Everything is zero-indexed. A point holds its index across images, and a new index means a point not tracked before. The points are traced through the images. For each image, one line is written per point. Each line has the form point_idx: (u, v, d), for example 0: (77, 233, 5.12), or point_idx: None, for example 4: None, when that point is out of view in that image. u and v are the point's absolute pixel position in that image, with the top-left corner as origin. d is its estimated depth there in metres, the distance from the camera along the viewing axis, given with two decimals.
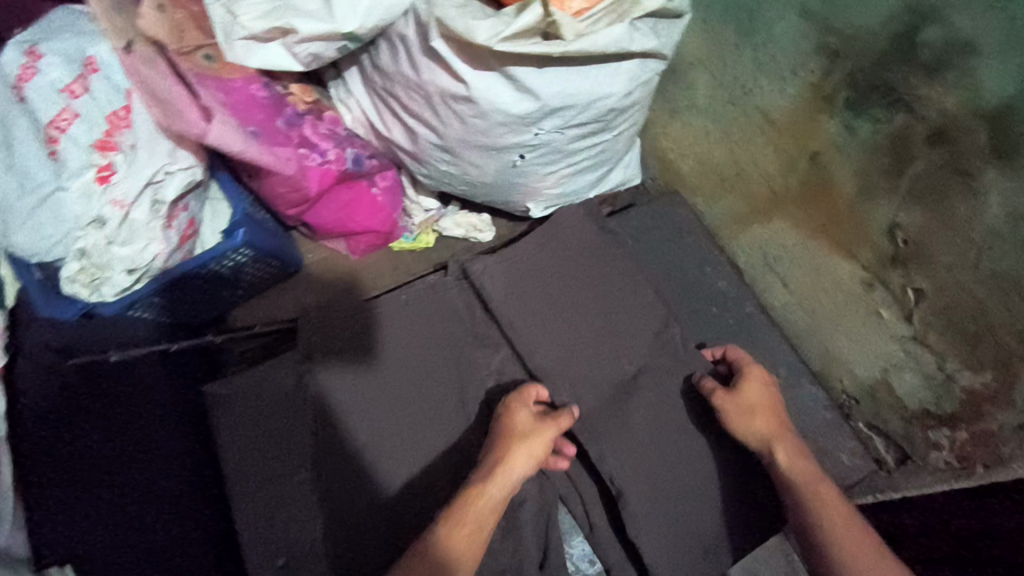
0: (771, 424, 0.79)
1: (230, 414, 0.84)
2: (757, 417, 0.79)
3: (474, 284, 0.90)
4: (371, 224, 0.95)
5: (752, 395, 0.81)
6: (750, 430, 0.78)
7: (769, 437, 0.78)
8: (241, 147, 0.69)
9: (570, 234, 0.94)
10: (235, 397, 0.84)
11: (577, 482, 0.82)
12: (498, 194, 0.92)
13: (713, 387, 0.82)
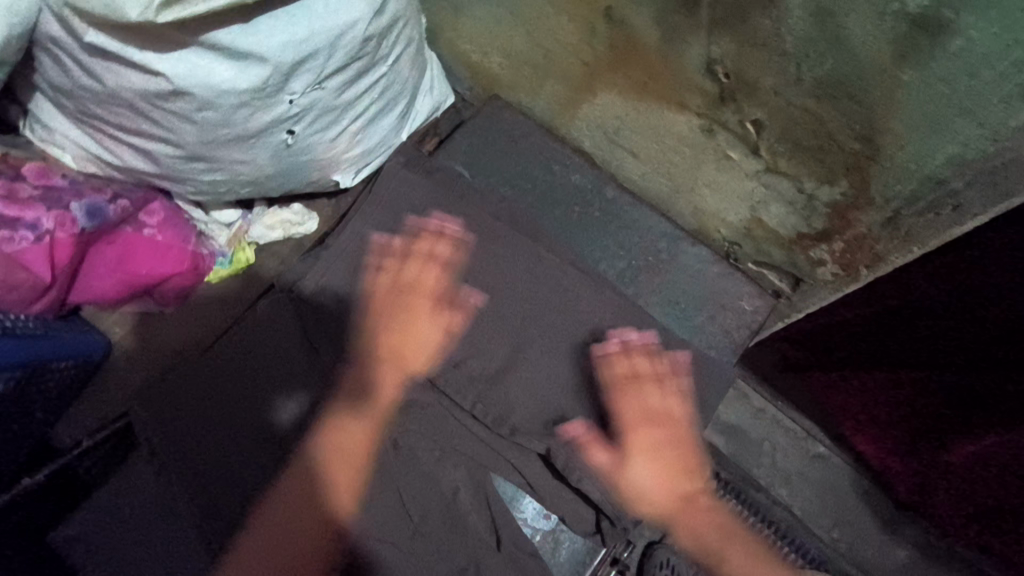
0: (669, 485, 0.77)
1: (98, 557, 0.71)
2: (653, 478, 0.77)
3: (318, 302, 0.80)
4: (161, 270, 0.78)
5: (643, 450, 0.78)
6: (647, 506, 0.76)
7: (671, 508, 0.76)
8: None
9: (401, 198, 0.85)
10: (89, 534, 0.71)
11: (501, 451, 0.77)
12: (295, 181, 0.77)
13: (600, 456, 0.76)
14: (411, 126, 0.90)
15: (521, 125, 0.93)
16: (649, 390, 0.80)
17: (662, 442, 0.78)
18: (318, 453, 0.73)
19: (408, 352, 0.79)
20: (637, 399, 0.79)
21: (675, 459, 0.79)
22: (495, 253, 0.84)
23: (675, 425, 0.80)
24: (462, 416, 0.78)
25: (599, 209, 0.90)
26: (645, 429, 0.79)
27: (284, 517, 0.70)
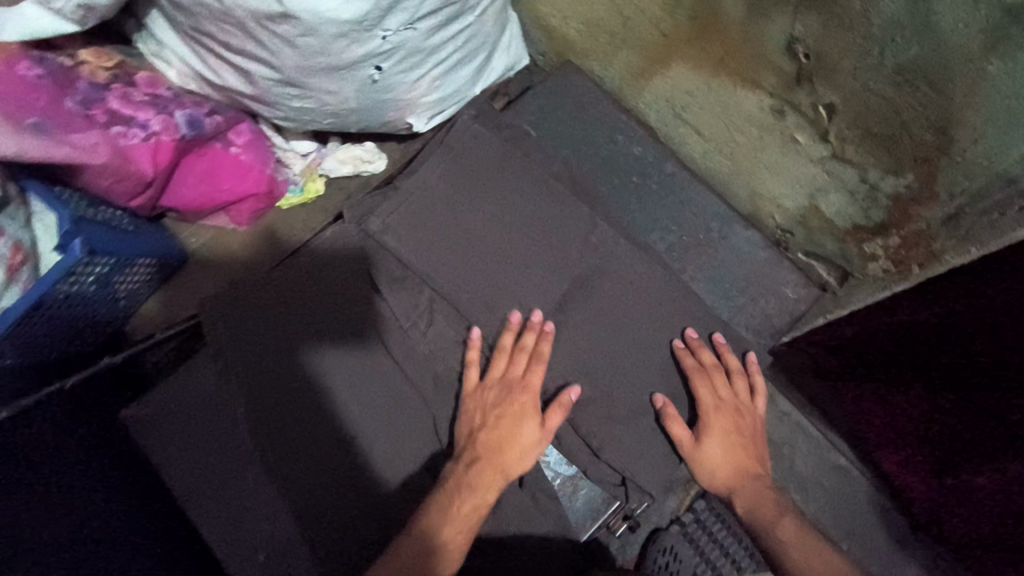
0: (733, 467, 0.79)
1: (156, 429, 0.78)
2: (718, 455, 0.78)
3: (379, 240, 0.85)
4: (243, 188, 0.84)
5: (719, 436, 0.79)
6: (711, 479, 0.79)
7: (729, 485, 0.78)
8: (19, 147, 0.57)
9: (467, 150, 0.88)
10: (153, 417, 0.79)
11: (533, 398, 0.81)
12: (374, 119, 0.81)
13: (680, 430, 0.79)
14: (486, 83, 0.93)
15: (589, 91, 0.95)
16: (719, 380, 0.82)
17: (738, 426, 0.80)
18: (435, 533, 0.69)
19: (517, 452, 0.76)
20: (721, 409, 0.80)
21: (749, 441, 0.81)
22: (550, 215, 0.87)
23: (746, 425, 0.81)
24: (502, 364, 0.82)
25: (657, 182, 0.92)
26: (721, 415, 0.80)
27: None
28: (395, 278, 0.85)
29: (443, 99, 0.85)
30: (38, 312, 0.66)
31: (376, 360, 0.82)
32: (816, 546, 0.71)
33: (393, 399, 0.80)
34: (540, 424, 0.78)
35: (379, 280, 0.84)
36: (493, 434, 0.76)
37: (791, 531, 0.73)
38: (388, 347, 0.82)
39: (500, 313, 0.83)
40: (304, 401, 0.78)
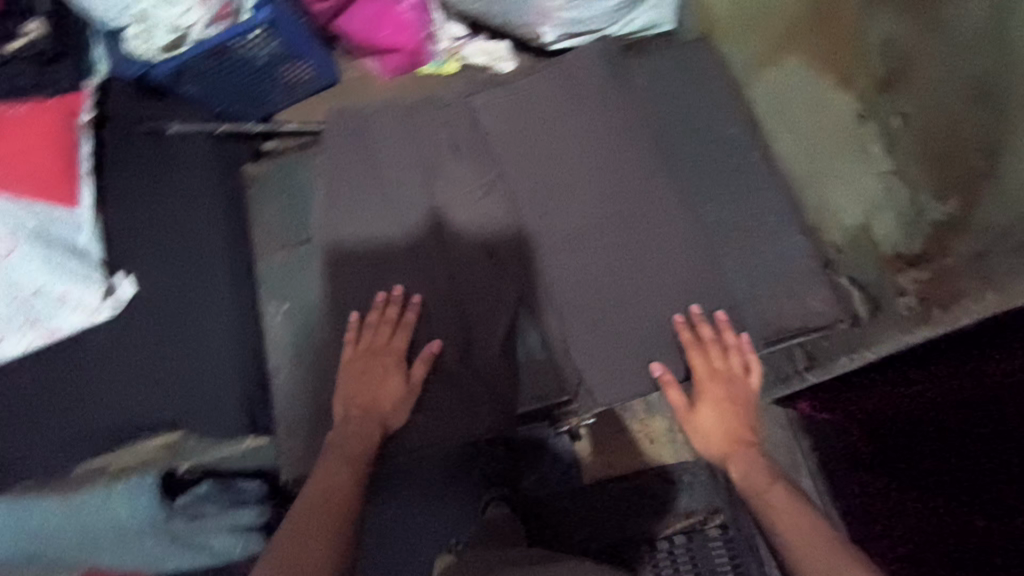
0: (726, 431, 0.84)
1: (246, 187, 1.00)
2: (710, 417, 0.85)
3: (476, 115, 0.97)
4: (397, 40, 1.04)
5: (711, 405, 0.85)
6: (704, 445, 0.85)
7: (722, 452, 0.83)
8: None
9: (580, 73, 0.98)
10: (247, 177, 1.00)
11: (536, 288, 0.90)
12: (513, 14, 0.98)
13: (675, 395, 0.86)
14: (622, 30, 1.04)
15: (712, 69, 1.02)
16: (715, 353, 0.86)
17: (730, 398, 0.85)
18: (318, 493, 0.76)
19: (386, 401, 0.84)
20: (717, 377, 0.85)
21: (742, 416, 0.85)
22: (623, 151, 0.94)
23: (740, 395, 0.86)
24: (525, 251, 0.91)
25: (736, 165, 0.95)
26: (715, 383, 0.85)
27: (338, 496, 0.75)
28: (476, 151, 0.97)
29: (576, 21, 0.97)
30: (224, 51, 0.88)
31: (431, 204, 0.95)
32: (807, 515, 0.71)
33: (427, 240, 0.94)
34: (404, 375, 0.86)
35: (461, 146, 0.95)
36: (368, 378, 0.85)
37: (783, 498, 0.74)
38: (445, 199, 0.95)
39: (542, 212, 0.92)
40: (371, 214, 0.94)
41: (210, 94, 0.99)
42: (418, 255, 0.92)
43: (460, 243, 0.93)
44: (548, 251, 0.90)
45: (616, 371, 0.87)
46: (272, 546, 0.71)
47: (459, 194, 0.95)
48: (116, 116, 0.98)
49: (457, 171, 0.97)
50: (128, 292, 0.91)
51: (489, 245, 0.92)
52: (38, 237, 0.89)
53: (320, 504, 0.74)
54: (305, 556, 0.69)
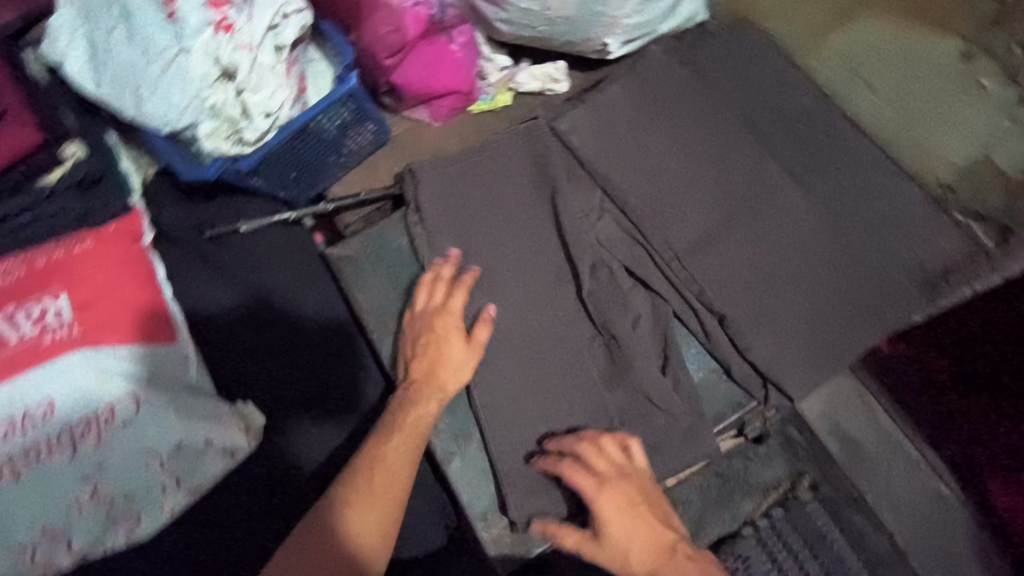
0: (653, 546, 0.67)
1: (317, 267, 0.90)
2: (638, 539, 0.67)
3: (564, 139, 0.94)
4: (454, 84, 0.96)
5: (618, 525, 0.68)
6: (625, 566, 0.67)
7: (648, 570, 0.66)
8: None
9: (654, 77, 0.97)
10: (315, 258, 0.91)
11: (687, 299, 0.86)
12: (578, 33, 0.92)
13: (585, 487, 0.72)
14: (675, 22, 1.01)
15: (765, 46, 1.02)
16: (607, 465, 0.73)
17: (631, 499, 0.70)
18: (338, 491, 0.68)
19: (449, 375, 0.77)
20: (609, 488, 0.71)
21: (645, 524, 0.68)
22: (720, 144, 0.93)
23: (648, 491, 0.71)
24: (659, 263, 0.87)
25: (823, 131, 0.96)
26: (620, 486, 0.71)
27: (405, 454, 0.71)
28: (575, 176, 0.92)
29: (637, 28, 0.95)
30: (309, 130, 0.80)
31: (546, 239, 0.89)
32: None
33: (554, 280, 0.87)
34: (465, 341, 0.79)
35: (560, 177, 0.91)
36: (434, 351, 0.78)
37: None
38: (561, 230, 0.89)
39: (664, 223, 0.89)
40: (490, 266, 0.87)
41: (276, 181, 0.88)
42: (553, 297, 0.87)
43: (594, 270, 0.87)
44: (683, 258, 0.87)
45: (795, 360, 0.83)
46: (304, 530, 0.65)
47: (577, 220, 0.89)
48: (171, 234, 0.88)
49: (569, 200, 0.90)
50: (257, 419, 0.76)
51: (623, 265, 0.88)
52: (154, 382, 0.71)
53: (377, 466, 0.69)
54: (372, 521, 0.66)
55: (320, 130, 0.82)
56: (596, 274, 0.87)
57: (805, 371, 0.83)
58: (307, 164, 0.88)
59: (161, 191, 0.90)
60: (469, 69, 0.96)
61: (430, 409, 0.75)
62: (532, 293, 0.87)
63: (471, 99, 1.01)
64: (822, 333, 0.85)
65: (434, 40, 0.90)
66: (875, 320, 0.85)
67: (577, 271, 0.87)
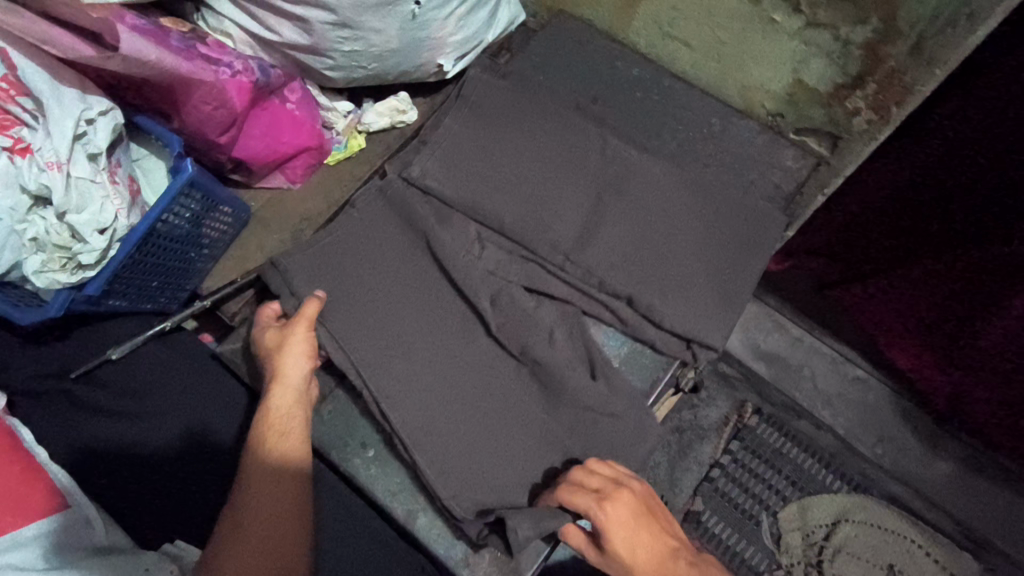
0: (654, 559, 0.68)
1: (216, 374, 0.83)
2: (641, 551, 0.68)
3: (421, 186, 0.86)
4: (299, 141, 0.92)
5: (621, 541, 0.67)
6: None
7: None
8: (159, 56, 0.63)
9: (489, 93, 0.94)
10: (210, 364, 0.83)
11: (592, 294, 0.84)
12: (409, 60, 0.92)
13: (586, 502, 0.67)
14: (498, 28, 1.03)
15: (584, 32, 1.07)
16: (600, 481, 0.70)
17: (630, 517, 0.68)
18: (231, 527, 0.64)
19: (284, 359, 0.73)
20: (616, 503, 0.68)
21: (645, 536, 0.69)
22: (575, 134, 0.92)
23: (647, 502, 0.71)
24: (553, 270, 0.84)
25: (658, 94, 1.03)
26: (637, 509, 0.70)
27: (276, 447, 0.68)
28: (442, 218, 0.86)
29: (463, 42, 0.95)
30: (155, 233, 0.73)
31: (435, 275, 0.84)
32: None
33: (457, 312, 0.83)
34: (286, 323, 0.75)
35: (430, 212, 0.85)
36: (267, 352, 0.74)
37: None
38: (446, 274, 0.83)
39: (548, 221, 0.86)
40: (384, 318, 0.80)
41: (139, 296, 0.80)
42: (462, 329, 0.82)
43: (495, 301, 0.82)
44: (579, 254, 0.85)
45: (709, 318, 0.84)
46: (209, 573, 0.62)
47: (463, 259, 0.83)
48: (24, 390, 0.77)
49: (443, 237, 0.83)
50: (193, 552, 0.70)
51: (521, 285, 0.84)
52: (54, 557, 0.61)
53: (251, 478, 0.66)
54: (273, 536, 0.64)
55: (169, 228, 0.75)
56: (499, 304, 0.82)
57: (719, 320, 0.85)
58: (165, 267, 0.80)
59: (5, 348, 0.79)
60: (311, 121, 0.93)
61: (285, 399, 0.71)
62: (437, 332, 0.81)
63: (323, 152, 0.97)
64: (725, 288, 0.87)
65: (265, 103, 0.86)
66: (760, 253, 0.90)
67: (479, 308, 0.82)
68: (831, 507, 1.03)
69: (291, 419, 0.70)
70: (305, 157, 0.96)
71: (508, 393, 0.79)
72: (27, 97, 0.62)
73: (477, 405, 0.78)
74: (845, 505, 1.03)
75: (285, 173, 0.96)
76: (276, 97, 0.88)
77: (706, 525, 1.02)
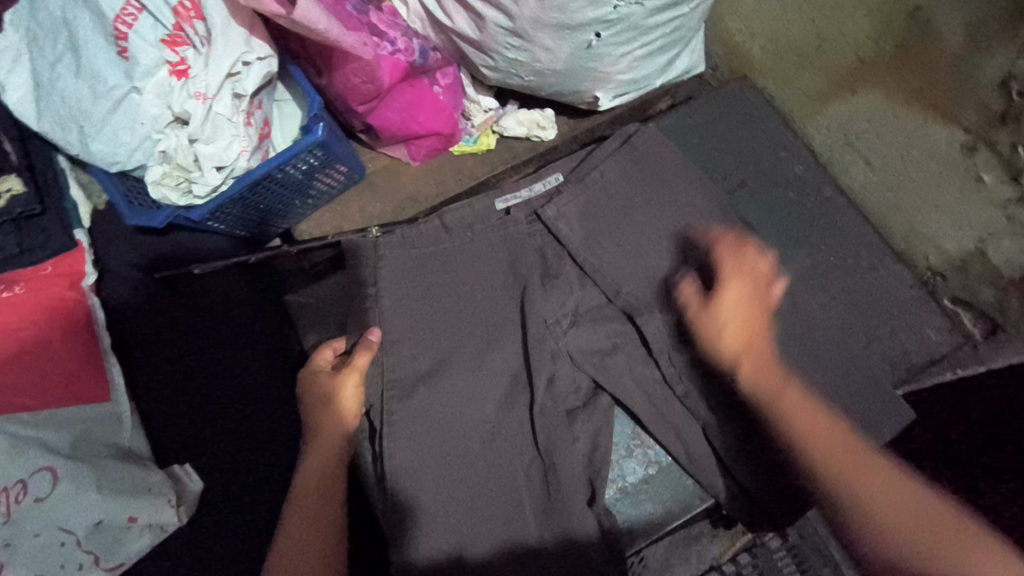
0: (745, 335, 0.71)
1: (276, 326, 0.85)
2: (732, 325, 0.72)
3: (550, 226, 0.82)
4: (433, 125, 0.90)
5: (732, 300, 0.73)
6: (709, 342, 0.73)
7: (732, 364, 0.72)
8: (329, 26, 0.62)
9: (650, 155, 0.87)
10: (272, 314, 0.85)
11: (647, 398, 0.79)
12: (567, 85, 0.87)
13: (688, 294, 0.77)
14: (671, 76, 0.95)
15: (759, 105, 0.95)
16: (750, 260, 0.76)
17: (742, 289, 0.73)
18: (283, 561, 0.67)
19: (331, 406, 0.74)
20: (733, 283, 0.74)
21: (738, 316, 0.72)
22: (703, 216, 0.84)
23: (761, 312, 0.73)
24: (618, 361, 0.80)
25: (813, 203, 0.90)
26: (744, 279, 0.74)
27: (318, 515, 0.69)
28: (530, 260, 0.82)
29: (629, 82, 0.89)
30: (267, 179, 0.74)
31: (503, 313, 0.80)
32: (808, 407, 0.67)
33: (507, 357, 0.78)
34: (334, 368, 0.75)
35: (523, 250, 0.82)
36: (319, 390, 0.75)
37: (755, 337, 0.72)
38: (520, 322, 0.79)
39: (637, 300, 0.81)
40: (433, 337, 0.77)
41: (237, 224, 0.83)
42: (504, 377, 0.78)
43: (552, 368, 0.78)
44: (655, 352, 0.78)
45: (767, 470, 0.75)
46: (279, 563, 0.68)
47: (544, 327, 0.79)
48: (113, 271, 0.83)
49: (539, 301, 0.79)
50: (194, 484, 0.78)
51: (582, 361, 0.79)
52: (78, 447, 0.71)
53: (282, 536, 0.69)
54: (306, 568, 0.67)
55: (284, 176, 0.76)
56: (552, 375, 0.78)
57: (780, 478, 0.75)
58: (270, 207, 0.82)
59: (110, 223, 0.84)
60: (454, 106, 0.91)
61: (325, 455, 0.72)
62: (478, 365, 0.77)
63: (450, 139, 0.95)
64: (800, 452, 0.77)
65: (417, 81, 0.85)
66: (866, 429, 0.76)
67: (534, 380, 0.77)
68: None
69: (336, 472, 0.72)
70: (431, 140, 0.94)
71: (525, 459, 0.76)
72: (201, 25, 0.64)
73: (489, 459, 0.75)
74: None
75: (410, 149, 0.95)
76: (427, 77, 0.87)
77: None
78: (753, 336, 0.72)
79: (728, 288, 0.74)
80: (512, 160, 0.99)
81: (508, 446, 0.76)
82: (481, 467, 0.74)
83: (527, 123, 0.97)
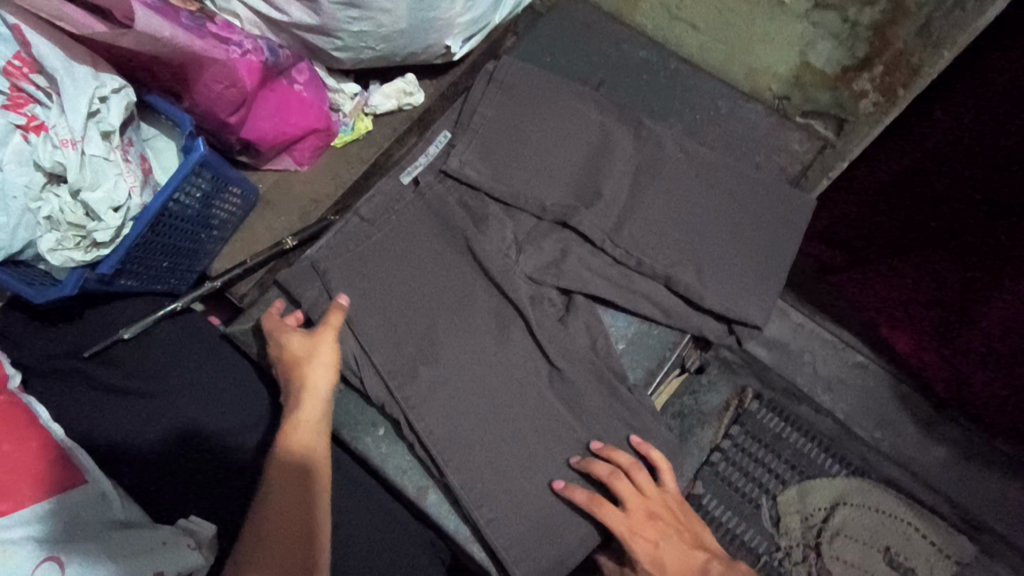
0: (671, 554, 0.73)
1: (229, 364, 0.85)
2: (662, 550, 0.73)
3: (459, 176, 0.88)
4: (307, 123, 0.91)
5: (651, 531, 0.73)
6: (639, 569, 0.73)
7: None
8: None
9: (517, 81, 0.93)
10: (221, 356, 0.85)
11: (598, 285, 0.86)
12: (417, 41, 0.91)
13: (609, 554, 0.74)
14: (506, 9, 1.01)
15: (591, 13, 1.05)
16: (633, 471, 0.75)
17: (640, 511, 0.74)
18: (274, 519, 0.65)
19: (305, 362, 0.74)
20: (636, 515, 0.73)
21: (663, 537, 0.73)
22: (582, 117, 0.92)
23: (673, 510, 0.76)
24: (560, 263, 0.86)
25: (665, 76, 1.01)
26: (641, 504, 0.74)
27: (304, 467, 0.69)
28: (451, 209, 0.87)
29: (470, 22, 0.94)
30: (165, 213, 0.74)
31: (447, 262, 0.84)
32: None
33: (463, 297, 0.83)
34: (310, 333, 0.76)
35: (443, 202, 0.87)
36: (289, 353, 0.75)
37: (674, 538, 0.74)
38: (474, 264, 0.84)
39: (555, 206, 0.87)
40: (394, 307, 0.82)
41: (150, 277, 0.81)
42: (468, 315, 0.82)
43: (505, 290, 0.83)
44: (597, 241, 0.86)
45: (714, 302, 0.85)
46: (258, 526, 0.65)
47: (485, 258, 0.84)
48: (37, 368, 0.79)
49: (484, 242, 0.85)
50: (208, 527, 0.73)
51: (531, 276, 0.85)
52: (74, 532, 0.64)
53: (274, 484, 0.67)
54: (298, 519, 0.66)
55: (180, 206, 0.76)
56: (508, 296, 0.83)
57: (728, 304, 0.85)
58: (177, 247, 0.81)
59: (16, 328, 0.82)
60: (320, 98, 0.92)
61: (306, 408, 0.72)
62: (442, 314, 0.82)
63: (329, 134, 0.96)
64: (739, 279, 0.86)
65: (276, 83, 0.87)
66: (773, 237, 0.89)
67: (514, 306, 0.83)
68: (833, 489, 1.00)
69: (317, 432, 0.72)
70: (311, 139, 0.95)
71: (514, 377, 0.81)
72: (40, 76, 0.63)
73: (484, 390, 0.80)
74: (847, 487, 1.00)
75: (294, 154, 0.96)
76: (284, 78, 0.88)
77: (710, 510, 0.98)
78: (658, 506, 0.75)
79: (640, 519, 0.73)
80: (395, 133, 1.02)
81: (495, 372, 0.80)
82: (481, 399, 0.79)
83: (395, 91, 0.99)
